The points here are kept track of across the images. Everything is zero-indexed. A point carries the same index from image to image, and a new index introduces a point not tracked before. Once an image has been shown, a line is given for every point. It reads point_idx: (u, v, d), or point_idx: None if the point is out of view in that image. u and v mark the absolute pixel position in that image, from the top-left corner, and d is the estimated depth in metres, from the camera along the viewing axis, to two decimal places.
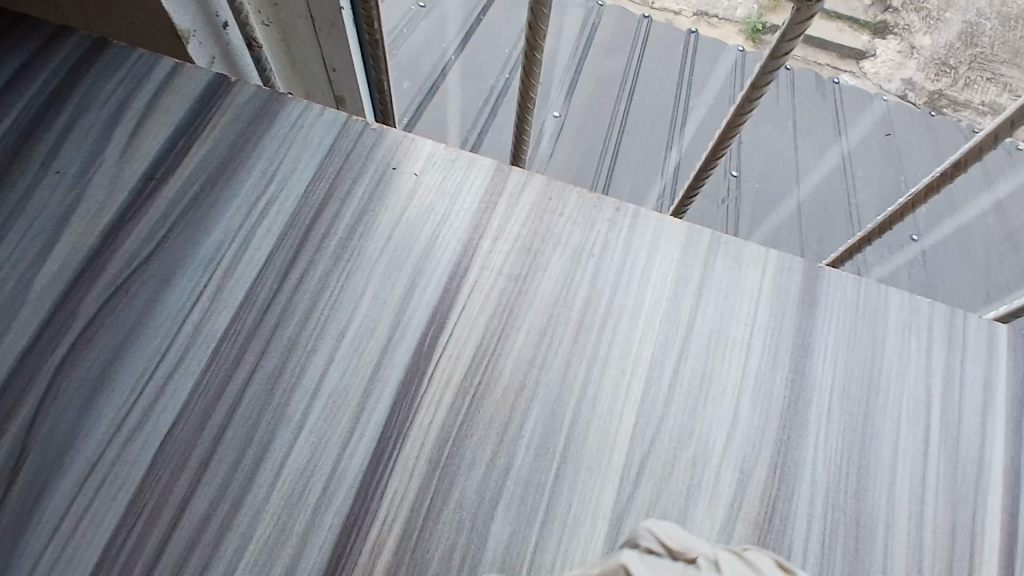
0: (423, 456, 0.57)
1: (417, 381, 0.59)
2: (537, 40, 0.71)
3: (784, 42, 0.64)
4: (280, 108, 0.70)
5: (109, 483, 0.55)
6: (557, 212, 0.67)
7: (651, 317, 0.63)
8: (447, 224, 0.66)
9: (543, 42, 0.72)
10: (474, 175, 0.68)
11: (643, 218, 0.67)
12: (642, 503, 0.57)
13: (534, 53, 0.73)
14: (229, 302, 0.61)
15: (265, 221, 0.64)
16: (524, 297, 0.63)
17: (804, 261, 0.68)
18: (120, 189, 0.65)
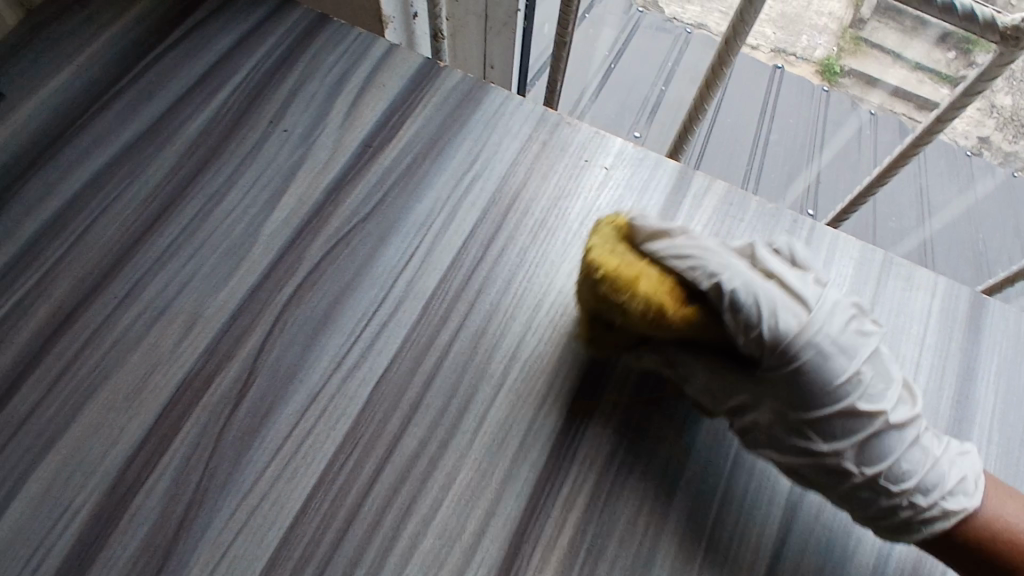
0: (610, 426, 0.61)
1: (606, 356, 0.64)
2: (728, 56, 0.78)
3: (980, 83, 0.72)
4: (483, 95, 0.76)
5: (328, 414, 0.60)
6: (737, 217, 0.73)
7: None
8: (635, 216, 0.71)
9: (733, 59, 0.79)
10: (660, 175, 0.74)
11: (819, 231, 0.73)
12: (815, 497, 0.60)
13: (721, 66, 0.80)
14: (439, 264, 0.67)
15: (471, 195, 0.71)
16: None
17: (971, 292, 0.72)
18: (342, 151, 0.71)
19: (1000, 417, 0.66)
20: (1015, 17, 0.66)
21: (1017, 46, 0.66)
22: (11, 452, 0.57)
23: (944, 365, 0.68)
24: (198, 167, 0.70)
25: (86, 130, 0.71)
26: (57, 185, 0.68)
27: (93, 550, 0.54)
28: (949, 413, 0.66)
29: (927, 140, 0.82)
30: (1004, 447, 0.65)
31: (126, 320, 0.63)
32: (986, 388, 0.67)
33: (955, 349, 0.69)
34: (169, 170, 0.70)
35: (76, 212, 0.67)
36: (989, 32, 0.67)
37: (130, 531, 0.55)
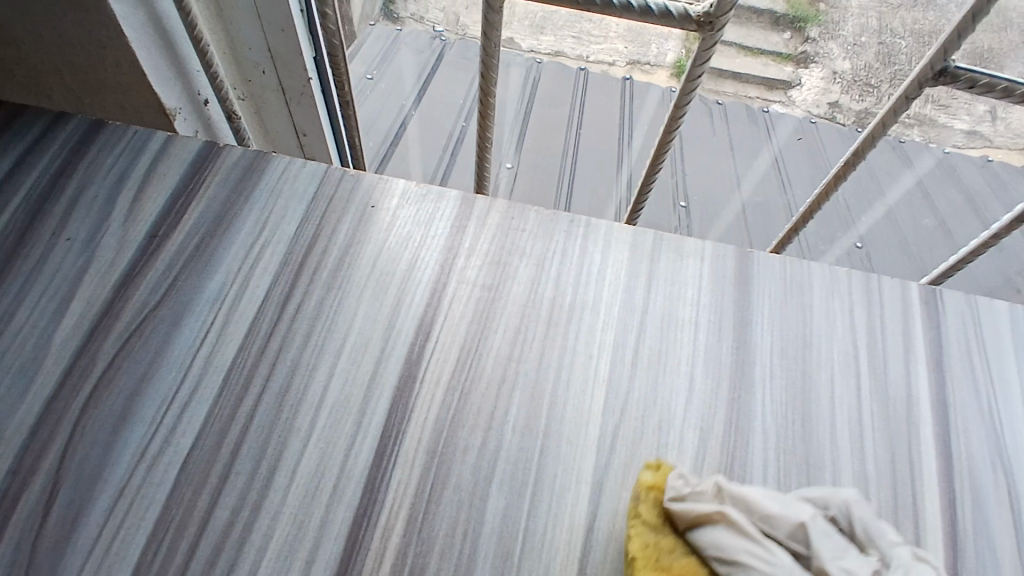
0: (421, 446, 0.64)
1: (410, 384, 0.67)
2: (490, 88, 0.87)
3: (695, 67, 0.80)
4: (265, 165, 0.81)
5: (137, 505, 0.60)
6: (520, 229, 0.78)
7: (609, 308, 0.73)
8: (425, 247, 0.76)
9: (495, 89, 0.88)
10: (444, 207, 0.79)
11: (593, 226, 0.79)
12: (619, 468, 0.64)
13: (487, 98, 0.88)
14: (236, 334, 0.69)
15: (263, 260, 0.74)
16: (498, 302, 0.73)
17: (736, 249, 0.79)
18: (128, 247, 0.73)
19: (776, 354, 0.72)
20: (703, 6, 0.75)
21: (713, 29, 0.75)
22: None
23: (720, 320, 0.73)
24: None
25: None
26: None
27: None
28: (731, 362, 0.71)
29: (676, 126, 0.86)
30: (785, 379, 0.70)
31: None
32: (760, 330, 0.73)
33: (728, 303, 0.75)
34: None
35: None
36: (686, 24, 0.76)
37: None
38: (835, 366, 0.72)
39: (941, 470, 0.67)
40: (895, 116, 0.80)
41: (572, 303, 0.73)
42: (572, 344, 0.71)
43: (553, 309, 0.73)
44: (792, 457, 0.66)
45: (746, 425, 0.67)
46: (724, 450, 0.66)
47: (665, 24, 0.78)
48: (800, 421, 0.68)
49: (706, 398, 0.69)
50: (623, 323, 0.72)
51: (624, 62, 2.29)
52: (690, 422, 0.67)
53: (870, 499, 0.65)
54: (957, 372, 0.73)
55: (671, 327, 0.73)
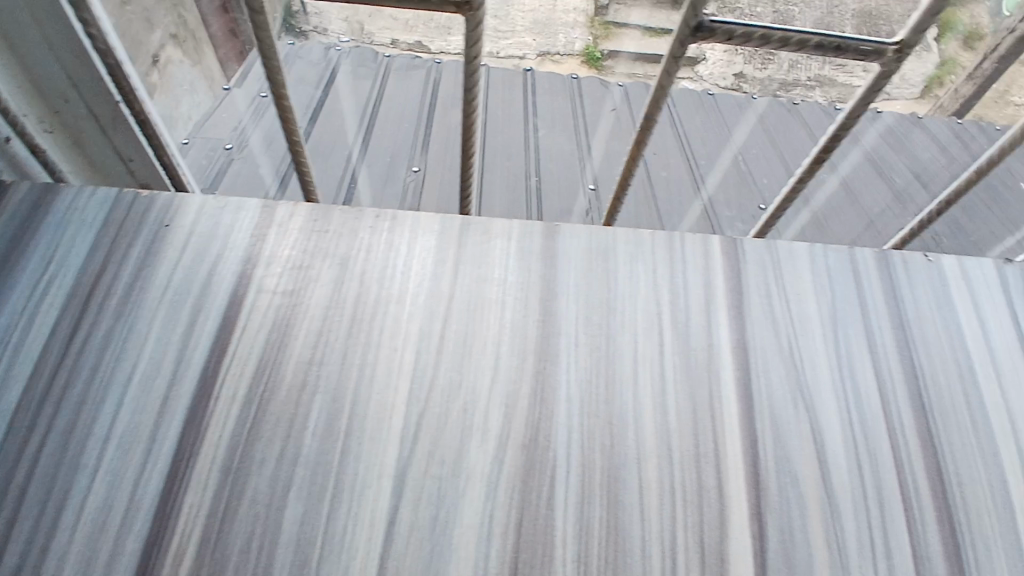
0: (217, 464, 0.63)
1: (207, 402, 0.66)
2: (279, 85, 0.83)
3: (469, 49, 0.75)
4: (52, 196, 0.77)
5: None
6: (322, 230, 0.77)
7: (415, 298, 0.72)
8: (221, 261, 0.74)
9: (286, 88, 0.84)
10: (242, 218, 0.77)
11: (399, 217, 0.77)
12: (421, 457, 0.64)
13: (281, 100, 0.85)
14: (17, 375, 0.66)
15: (48, 295, 0.71)
16: (299, 307, 0.72)
17: (543, 224, 0.78)
18: None
19: (581, 323, 0.72)
20: None
21: (468, 9, 0.70)
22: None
23: (527, 296, 0.73)
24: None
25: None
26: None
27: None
28: (537, 336, 0.71)
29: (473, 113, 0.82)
30: (589, 347, 0.71)
31: None
32: (566, 301, 0.73)
33: (535, 278, 0.74)
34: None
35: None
36: (445, 7, 0.71)
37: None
38: (640, 327, 0.72)
39: (742, 412, 0.69)
40: (674, 69, 0.76)
41: (377, 298, 0.72)
42: (375, 340, 0.70)
43: (356, 306, 0.72)
44: (596, 422, 0.67)
45: (551, 397, 0.68)
46: (529, 424, 0.66)
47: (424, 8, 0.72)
48: (604, 385, 0.69)
49: (512, 375, 0.68)
50: (428, 312, 0.71)
51: (534, 53, 2.15)
52: (496, 400, 0.67)
53: (671, 451, 0.66)
54: (758, 316, 0.74)
55: (477, 308, 0.72)
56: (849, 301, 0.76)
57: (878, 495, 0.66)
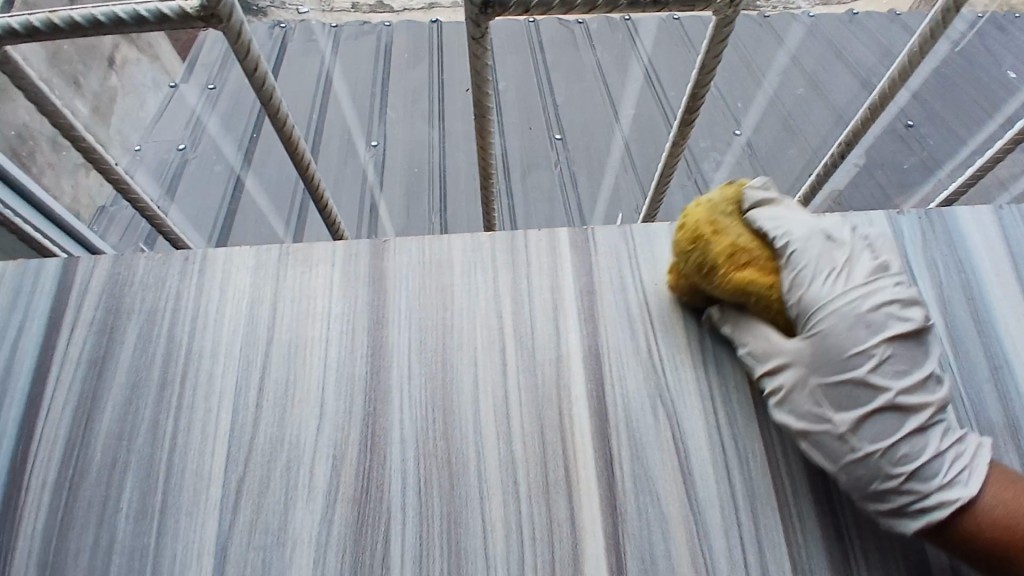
0: (32, 560, 0.60)
1: (19, 492, 0.62)
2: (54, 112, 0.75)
3: (243, 61, 0.67)
4: None
5: None
6: (127, 283, 0.70)
7: (229, 350, 0.66)
8: (24, 334, 0.69)
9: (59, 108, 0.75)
10: (44, 280, 0.71)
11: (210, 256, 0.70)
12: (245, 523, 0.60)
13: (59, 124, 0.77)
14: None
15: None
16: (105, 376, 0.66)
17: (371, 241, 0.71)
18: None
19: (414, 350, 0.66)
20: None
21: (220, 21, 0.63)
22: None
23: (354, 328, 0.67)
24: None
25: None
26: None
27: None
28: (365, 373, 0.65)
29: (288, 127, 0.75)
30: (425, 377, 0.65)
31: None
32: (395, 328, 0.67)
33: (362, 306, 0.68)
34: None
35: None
36: (192, 23, 0.63)
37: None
38: (480, 345, 0.66)
39: (597, 430, 0.62)
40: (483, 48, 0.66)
41: (188, 355, 0.66)
42: (189, 402, 0.64)
43: (167, 367, 0.66)
44: (433, 462, 0.61)
45: (383, 440, 0.62)
46: (358, 475, 0.61)
47: (174, 29, 0.64)
48: (441, 419, 0.63)
49: (339, 419, 0.63)
50: (246, 361, 0.66)
51: None
52: (322, 453, 0.62)
53: (517, 483, 0.60)
54: (610, 311, 0.67)
55: (299, 349, 0.66)
56: None
57: (751, 506, 0.59)
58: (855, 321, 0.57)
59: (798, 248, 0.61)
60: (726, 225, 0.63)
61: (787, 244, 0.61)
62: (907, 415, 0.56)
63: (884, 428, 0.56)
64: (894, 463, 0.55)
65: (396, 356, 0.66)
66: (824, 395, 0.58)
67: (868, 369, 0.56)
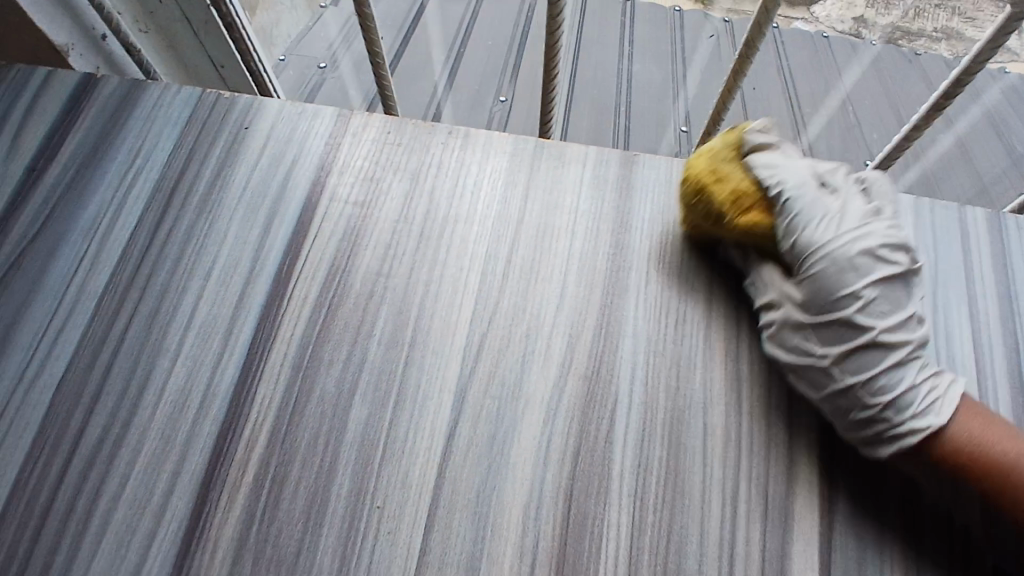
0: (287, 363, 0.65)
1: (279, 301, 0.67)
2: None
3: None
4: (141, 92, 0.78)
5: (16, 424, 0.63)
6: (395, 143, 0.75)
7: (483, 220, 0.71)
8: (297, 167, 0.74)
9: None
10: (318, 123, 0.76)
11: (472, 136, 0.76)
12: (483, 374, 0.64)
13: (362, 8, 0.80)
14: (102, 276, 0.68)
15: (135, 189, 0.73)
16: (370, 218, 0.71)
17: (621, 152, 0.75)
18: (6, 181, 0.73)
19: (654, 259, 0.69)
20: None
21: None
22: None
23: (600, 226, 0.71)
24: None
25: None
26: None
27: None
28: (606, 268, 0.69)
29: (555, 39, 0.77)
30: (661, 284, 0.68)
31: None
32: (639, 235, 0.71)
33: (608, 208, 0.72)
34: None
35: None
36: None
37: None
38: (715, 269, 0.70)
39: None
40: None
41: (446, 217, 0.71)
42: (443, 258, 0.69)
43: (426, 224, 0.71)
44: (662, 360, 0.65)
45: (617, 331, 0.66)
46: (591, 356, 0.65)
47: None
48: (673, 326, 0.67)
49: (578, 304, 0.67)
50: (497, 235, 0.70)
51: None
52: (560, 329, 0.66)
53: (740, 399, 0.64)
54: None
55: (547, 235, 0.70)
56: (953, 262, 0.70)
57: None
58: (847, 266, 0.60)
59: (792, 197, 0.63)
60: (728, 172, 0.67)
61: (781, 193, 0.64)
62: (887, 352, 0.59)
63: (873, 360, 0.58)
64: (874, 392, 0.58)
65: (638, 261, 0.69)
66: (813, 331, 0.61)
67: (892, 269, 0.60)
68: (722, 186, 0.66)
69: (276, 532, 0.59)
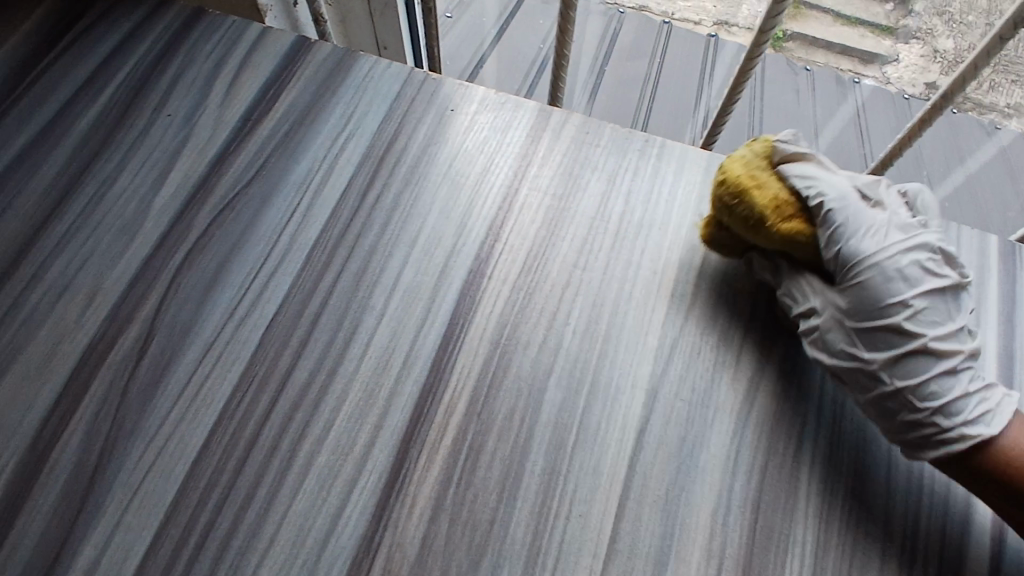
0: (486, 338, 0.67)
1: (480, 278, 0.70)
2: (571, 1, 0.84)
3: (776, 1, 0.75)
4: (353, 62, 0.82)
5: (225, 357, 0.65)
6: (593, 144, 0.78)
7: (679, 229, 0.73)
8: (499, 153, 0.76)
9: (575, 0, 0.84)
10: (521, 115, 0.79)
11: (668, 147, 0.78)
12: (675, 376, 0.66)
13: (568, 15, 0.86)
14: (311, 231, 0.72)
15: (346, 152, 0.76)
16: (568, 212, 0.73)
17: None
18: (222, 128, 0.77)
19: None
20: None
21: None
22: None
23: None
24: (74, 175, 0.75)
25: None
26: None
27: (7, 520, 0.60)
28: None
29: (756, 51, 0.84)
30: None
31: (66, 307, 0.68)
32: None
33: None
34: (53, 173, 0.76)
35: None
36: None
37: (34, 509, 0.61)
38: None
39: None
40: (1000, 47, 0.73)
41: (641, 221, 0.73)
42: (638, 259, 0.71)
43: (621, 225, 0.73)
44: None
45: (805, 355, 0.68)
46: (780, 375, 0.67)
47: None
48: None
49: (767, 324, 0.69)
50: (691, 245, 0.73)
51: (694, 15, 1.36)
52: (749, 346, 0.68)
53: None
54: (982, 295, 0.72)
55: None
56: None
57: None
58: (896, 278, 0.61)
59: (835, 208, 0.63)
60: (764, 181, 0.67)
61: (821, 205, 0.64)
62: (937, 362, 0.59)
63: (917, 369, 0.59)
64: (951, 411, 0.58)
65: None
66: (858, 337, 0.61)
67: (904, 318, 0.59)
68: (764, 193, 0.65)
69: (471, 497, 0.60)
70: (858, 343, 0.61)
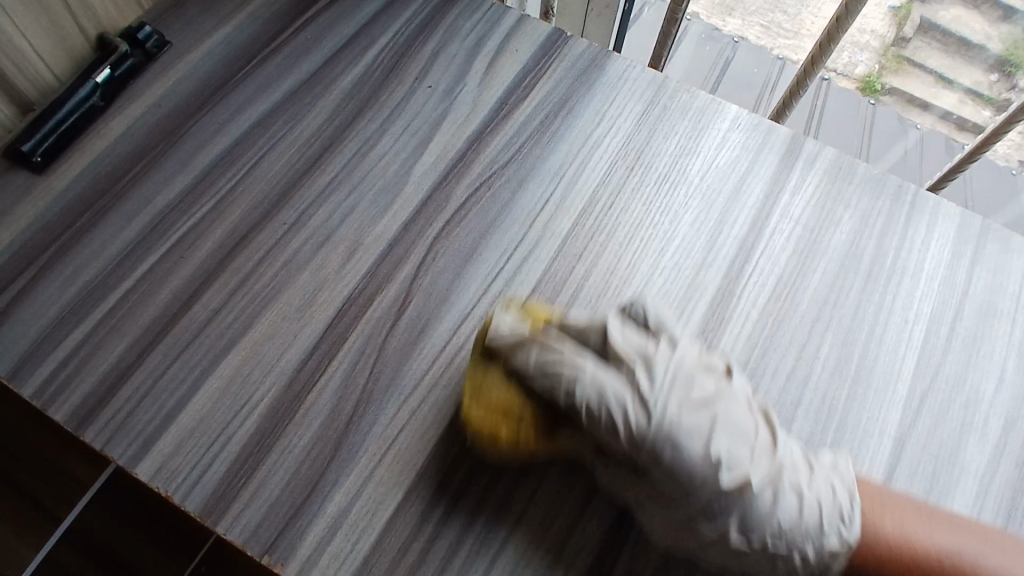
0: (733, 357, 0.67)
1: (729, 297, 0.69)
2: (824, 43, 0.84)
3: None
4: (606, 62, 0.83)
5: (478, 332, 0.67)
6: (847, 181, 0.76)
7: (930, 280, 0.72)
8: (751, 175, 0.76)
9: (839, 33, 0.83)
10: (774, 140, 0.78)
11: (922, 196, 0.76)
12: (923, 430, 0.65)
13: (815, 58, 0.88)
14: (563, 222, 0.73)
15: (599, 151, 0.77)
16: (819, 244, 0.73)
17: None
18: (481, 107, 0.79)
19: None
20: None
21: None
22: (172, 376, 0.65)
23: None
24: (337, 130, 0.78)
25: (240, 85, 0.81)
26: (194, 157, 0.77)
27: (261, 454, 0.62)
28: None
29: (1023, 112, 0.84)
30: None
31: (326, 254, 0.71)
32: None
33: None
34: (317, 125, 0.78)
35: (225, 165, 0.76)
36: None
37: (289, 447, 0.62)
38: None
39: None
40: None
41: (893, 266, 0.72)
42: (889, 304, 0.70)
43: (873, 266, 0.72)
44: None
45: None
46: None
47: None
48: None
49: (1017, 394, 0.67)
50: (942, 299, 0.71)
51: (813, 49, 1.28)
52: (998, 410, 0.66)
53: None
54: None
55: (991, 315, 0.70)
56: None
57: None
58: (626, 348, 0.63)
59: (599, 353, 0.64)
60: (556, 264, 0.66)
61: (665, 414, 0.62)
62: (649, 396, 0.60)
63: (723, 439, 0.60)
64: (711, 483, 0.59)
65: None
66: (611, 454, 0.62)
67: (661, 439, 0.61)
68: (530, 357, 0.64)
69: None
70: (599, 394, 0.60)
